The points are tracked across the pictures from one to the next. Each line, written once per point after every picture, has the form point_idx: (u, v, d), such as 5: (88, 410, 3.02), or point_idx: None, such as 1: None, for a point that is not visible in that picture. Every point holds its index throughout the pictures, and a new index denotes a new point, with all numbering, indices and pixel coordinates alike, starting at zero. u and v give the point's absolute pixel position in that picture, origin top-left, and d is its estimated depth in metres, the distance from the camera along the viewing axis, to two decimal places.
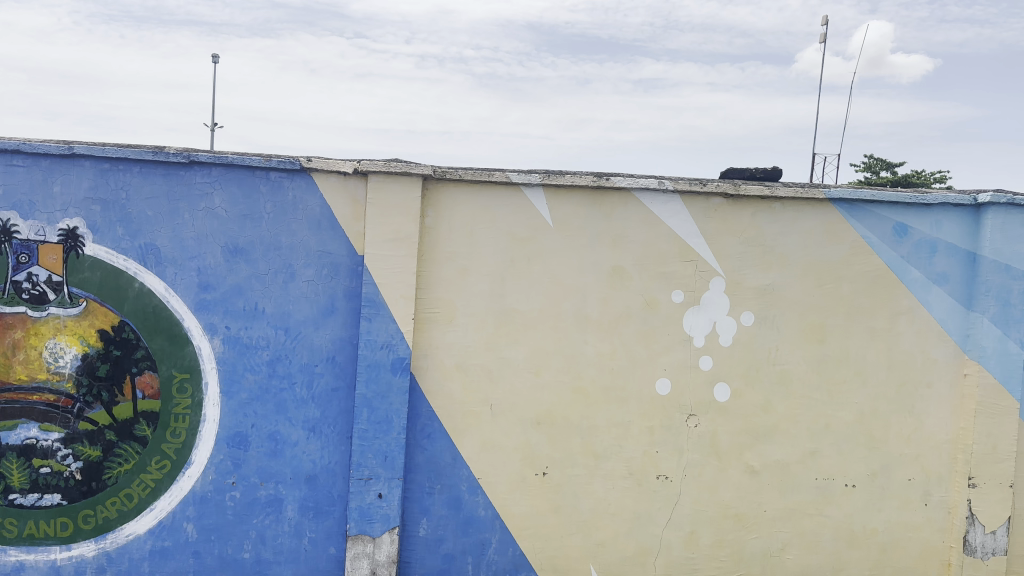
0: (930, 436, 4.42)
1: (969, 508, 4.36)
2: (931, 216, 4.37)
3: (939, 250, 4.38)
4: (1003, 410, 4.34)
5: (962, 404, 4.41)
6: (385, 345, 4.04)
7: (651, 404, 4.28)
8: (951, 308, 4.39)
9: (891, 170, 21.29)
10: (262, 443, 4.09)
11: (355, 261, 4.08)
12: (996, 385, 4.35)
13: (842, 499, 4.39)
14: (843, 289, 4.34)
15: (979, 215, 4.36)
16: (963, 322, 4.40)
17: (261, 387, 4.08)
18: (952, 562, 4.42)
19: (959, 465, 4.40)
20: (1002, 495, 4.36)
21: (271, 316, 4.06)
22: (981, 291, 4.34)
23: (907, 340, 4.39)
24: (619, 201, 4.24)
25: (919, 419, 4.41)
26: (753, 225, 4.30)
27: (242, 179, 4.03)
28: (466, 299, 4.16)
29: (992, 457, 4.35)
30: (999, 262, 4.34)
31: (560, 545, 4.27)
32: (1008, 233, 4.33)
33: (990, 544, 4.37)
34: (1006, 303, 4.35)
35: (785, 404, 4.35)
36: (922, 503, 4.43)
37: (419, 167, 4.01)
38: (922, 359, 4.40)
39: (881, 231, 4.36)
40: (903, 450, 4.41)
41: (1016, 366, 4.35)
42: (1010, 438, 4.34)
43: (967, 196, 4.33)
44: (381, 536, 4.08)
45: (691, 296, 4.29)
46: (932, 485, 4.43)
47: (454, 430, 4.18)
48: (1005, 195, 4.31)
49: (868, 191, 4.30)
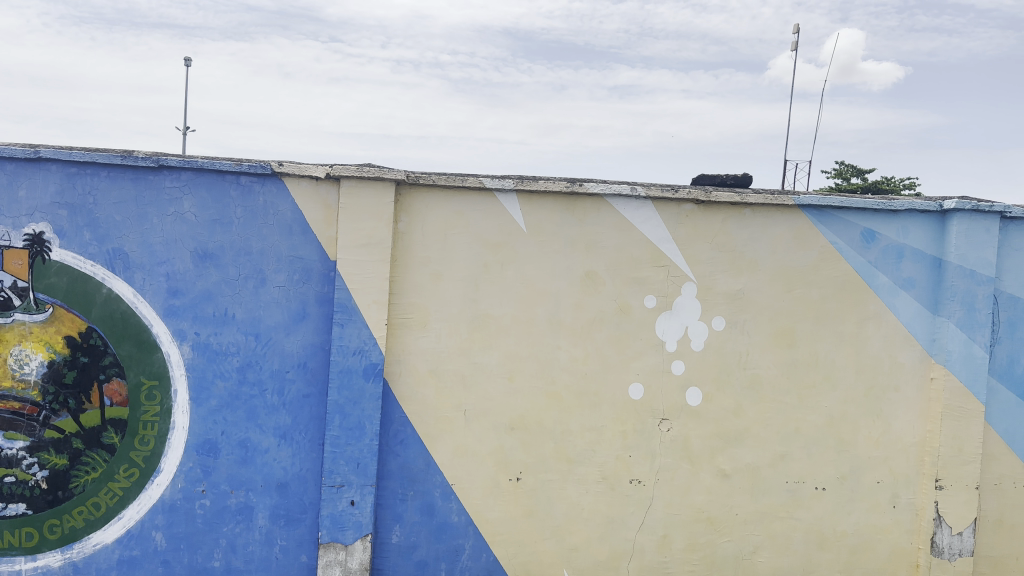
0: (898, 438, 4.48)
1: (936, 509, 4.42)
2: (898, 222, 4.44)
3: (906, 256, 4.44)
4: (968, 414, 4.42)
5: (928, 407, 4.48)
6: (358, 351, 4.02)
7: (623, 408, 4.30)
8: (918, 312, 4.46)
9: (862, 177, 21.58)
10: (232, 450, 4.05)
11: (327, 266, 4.06)
12: (962, 388, 4.42)
13: (812, 503, 4.43)
14: (812, 294, 4.39)
15: (944, 221, 4.44)
16: (929, 326, 4.46)
17: (231, 394, 4.04)
18: (920, 563, 4.48)
19: (926, 467, 4.46)
20: (967, 496, 4.43)
21: (241, 322, 4.03)
22: (947, 296, 4.41)
23: (875, 344, 4.45)
24: (592, 207, 4.26)
25: (887, 422, 4.47)
26: (724, 230, 4.34)
27: (212, 184, 4.00)
28: (439, 304, 4.16)
29: (958, 459, 4.41)
30: (964, 267, 4.41)
31: (532, 550, 4.27)
32: (972, 239, 4.41)
33: (957, 545, 4.42)
34: (972, 307, 4.41)
35: (756, 409, 4.38)
36: (891, 505, 4.48)
37: (391, 172, 4.01)
38: (890, 363, 4.46)
39: (849, 236, 4.42)
40: (872, 453, 4.46)
41: (981, 369, 4.42)
42: (976, 440, 4.42)
43: (933, 202, 4.40)
44: (353, 543, 4.05)
45: (663, 301, 4.31)
46: (901, 487, 4.48)
47: (427, 436, 4.17)
48: (970, 201, 4.38)
49: (837, 198, 4.35)
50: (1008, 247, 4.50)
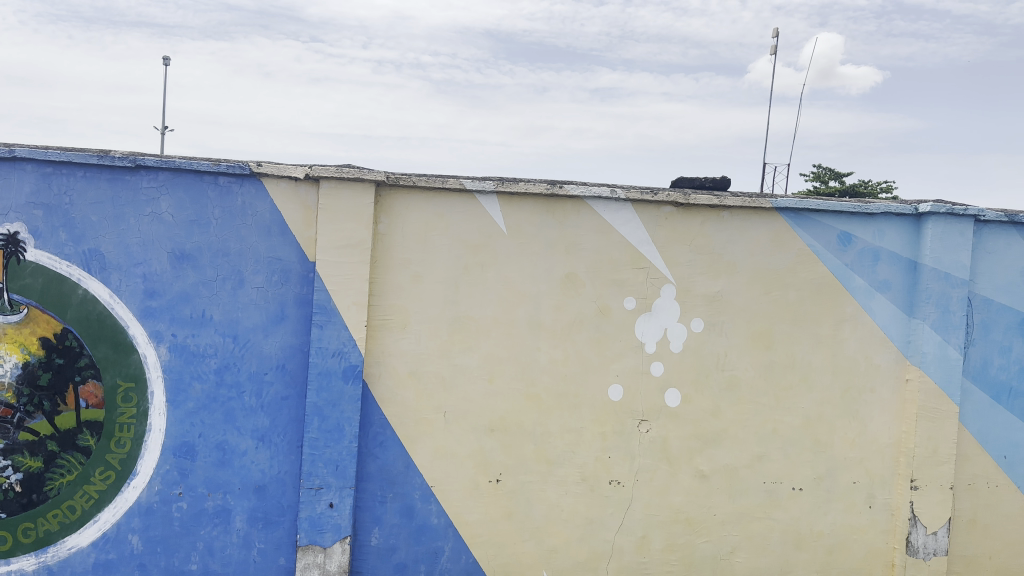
0: (874, 439, 4.52)
1: (911, 509, 4.47)
2: (874, 225, 4.48)
3: (881, 258, 4.49)
4: (943, 415, 4.47)
5: (903, 408, 4.53)
6: (337, 353, 4.00)
7: (603, 409, 4.31)
8: (893, 315, 4.51)
9: (839, 179, 21.76)
10: (210, 452, 4.02)
11: (306, 267, 4.04)
12: (937, 390, 4.47)
13: (789, 503, 4.47)
14: (790, 296, 4.43)
15: (920, 225, 4.49)
16: (905, 329, 4.52)
17: (209, 396, 4.01)
18: (895, 563, 4.53)
19: (901, 468, 4.51)
20: (942, 496, 4.48)
21: (219, 323, 4.00)
22: (922, 298, 4.46)
23: (851, 346, 4.49)
24: (572, 209, 4.27)
25: (863, 423, 4.51)
26: (702, 233, 4.37)
27: (190, 184, 3.97)
28: (419, 306, 4.15)
29: (933, 460, 4.47)
30: (939, 270, 4.46)
31: (512, 552, 4.27)
32: (947, 242, 4.46)
33: (932, 544, 4.48)
34: (947, 309, 4.47)
35: (734, 410, 4.41)
36: (866, 505, 4.53)
37: (371, 173, 4.00)
38: (866, 364, 4.50)
39: (826, 239, 4.46)
40: (848, 454, 4.51)
41: (955, 371, 4.47)
42: (950, 440, 4.47)
43: (909, 205, 4.46)
44: (332, 546, 4.03)
45: (643, 303, 4.33)
46: (876, 487, 4.53)
47: (406, 438, 4.16)
48: (945, 204, 4.44)
49: (814, 201, 4.39)
50: (980, 251, 4.57)
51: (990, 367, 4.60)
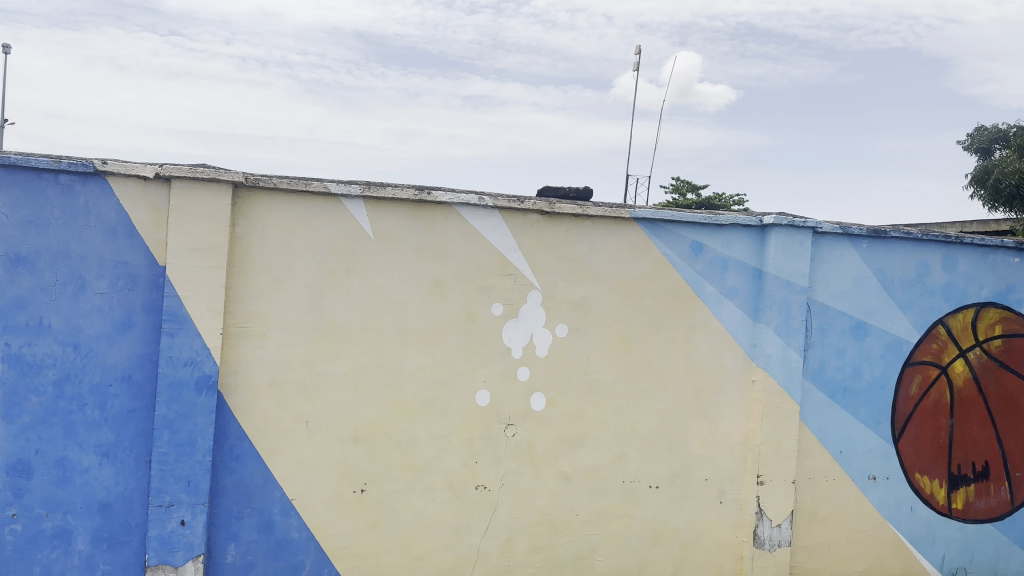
0: (724, 437, 4.78)
1: (758, 504, 4.75)
2: (723, 235, 4.74)
3: (730, 267, 4.76)
4: (785, 413, 4.77)
5: (750, 407, 4.81)
6: (191, 362, 3.83)
7: (470, 415, 4.34)
8: (740, 320, 4.78)
9: (697, 192, 22.92)
10: (47, 470, 3.74)
11: (157, 272, 3.84)
12: (779, 389, 4.77)
13: (646, 501, 4.65)
14: (646, 302, 4.62)
15: (764, 235, 4.78)
16: (751, 333, 4.80)
17: (46, 410, 3.73)
18: (744, 554, 4.78)
19: (748, 464, 4.79)
20: (784, 490, 4.79)
21: (59, 331, 3.74)
22: (766, 304, 4.75)
23: (703, 349, 4.72)
24: (439, 215, 4.28)
25: (714, 422, 4.76)
26: (566, 240, 4.48)
27: (27, 182, 3.69)
28: (280, 312, 4.03)
29: (776, 456, 4.77)
30: (781, 278, 4.76)
31: (376, 562, 4.21)
32: (789, 252, 4.77)
33: (776, 536, 4.77)
34: (788, 315, 4.78)
35: (596, 411, 4.54)
36: (717, 500, 4.77)
37: (228, 174, 3.84)
38: (716, 367, 4.75)
39: (680, 248, 4.68)
40: (700, 452, 4.74)
41: (795, 372, 4.80)
42: (791, 437, 4.78)
43: (754, 217, 4.74)
44: (183, 565, 3.84)
45: (509, 309, 4.39)
46: (726, 483, 4.79)
47: (266, 450, 4.03)
48: (787, 217, 4.75)
49: (669, 211, 4.59)
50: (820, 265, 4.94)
51: (831, 368, 4.95)
